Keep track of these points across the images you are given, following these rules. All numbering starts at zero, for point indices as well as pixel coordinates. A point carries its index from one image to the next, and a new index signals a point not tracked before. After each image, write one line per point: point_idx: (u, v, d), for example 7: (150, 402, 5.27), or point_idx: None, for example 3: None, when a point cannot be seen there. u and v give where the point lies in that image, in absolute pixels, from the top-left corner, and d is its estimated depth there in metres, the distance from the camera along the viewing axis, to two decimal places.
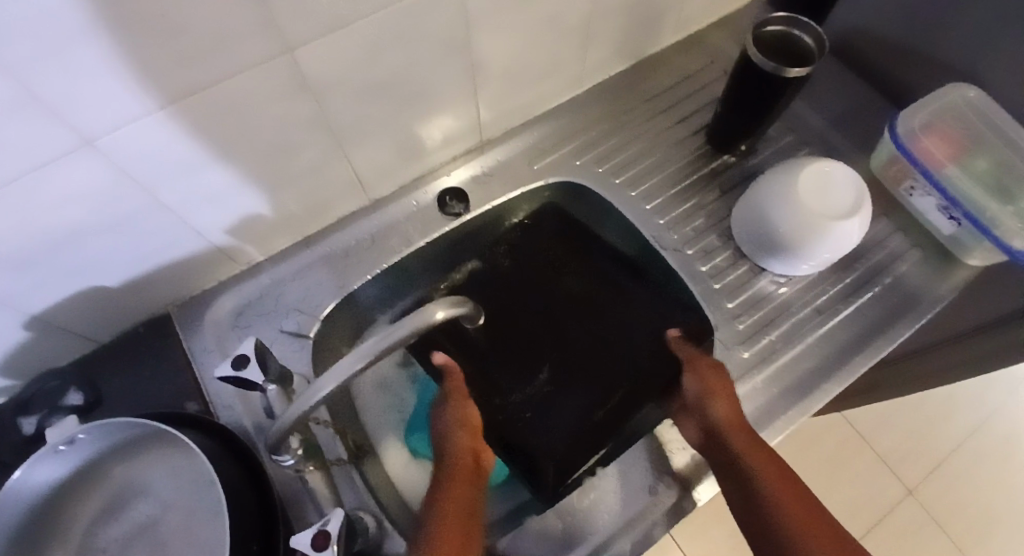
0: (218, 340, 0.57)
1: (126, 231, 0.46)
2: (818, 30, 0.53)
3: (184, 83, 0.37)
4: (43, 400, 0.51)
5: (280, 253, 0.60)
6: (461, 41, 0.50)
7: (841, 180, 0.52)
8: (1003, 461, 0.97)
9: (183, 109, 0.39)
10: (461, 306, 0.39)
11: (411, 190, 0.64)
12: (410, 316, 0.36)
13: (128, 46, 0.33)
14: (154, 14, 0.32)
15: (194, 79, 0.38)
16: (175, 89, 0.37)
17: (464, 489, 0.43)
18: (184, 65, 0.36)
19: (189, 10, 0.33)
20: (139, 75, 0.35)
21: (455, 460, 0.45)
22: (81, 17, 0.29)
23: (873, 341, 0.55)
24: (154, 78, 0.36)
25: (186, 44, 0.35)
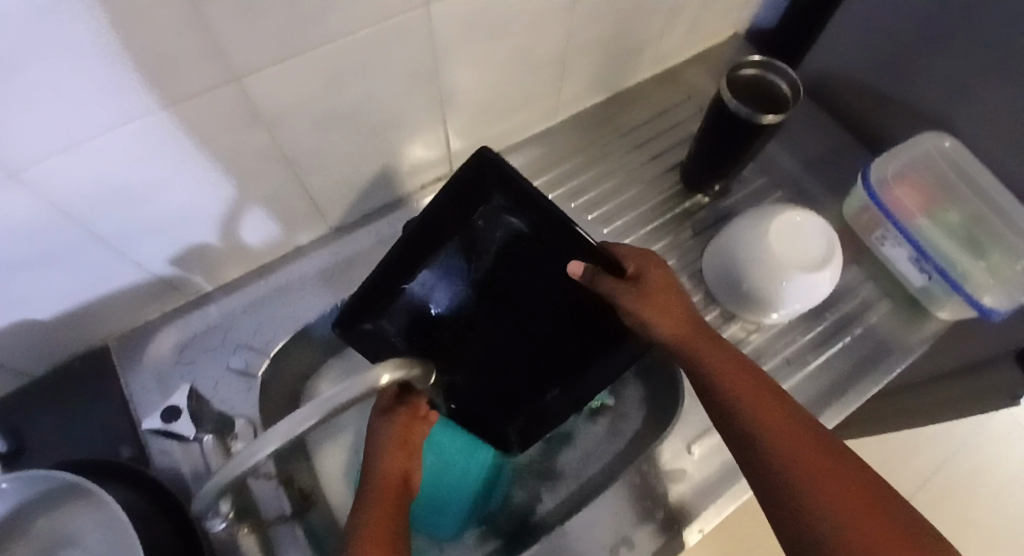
0: (159, 378, 0.53)
1: (57, 265, 0.42)
2: (794, 78, 0.51)
3: (121, 114, 0.34)
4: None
5: (231, 284, 0.56)
6: (429, 73, 0.48)
7: (810, 230, 0.51)
8: (968, 497, 0.97)
9: (120, 140, 0.36)
10: (406, 369, 0.36)
11: (374, 219, 0.61)
12: (353, 377, 0.33)
13: (52, 76, 0.29)
14: (83, 43, 0.29)
15: (132, 109, 0.35)
16: (108, 119, 0.34)
17: (387, 520, 0.40)
18: (120, 95, 0.33)
19: (125, 38, 0.30)
20: (66, 105, 0.32)
21: (382, 480, 0.43)
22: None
23: (843, 395, 0.54)
24: (87, 109, 0.33)
25: (121, 73, 0.32)
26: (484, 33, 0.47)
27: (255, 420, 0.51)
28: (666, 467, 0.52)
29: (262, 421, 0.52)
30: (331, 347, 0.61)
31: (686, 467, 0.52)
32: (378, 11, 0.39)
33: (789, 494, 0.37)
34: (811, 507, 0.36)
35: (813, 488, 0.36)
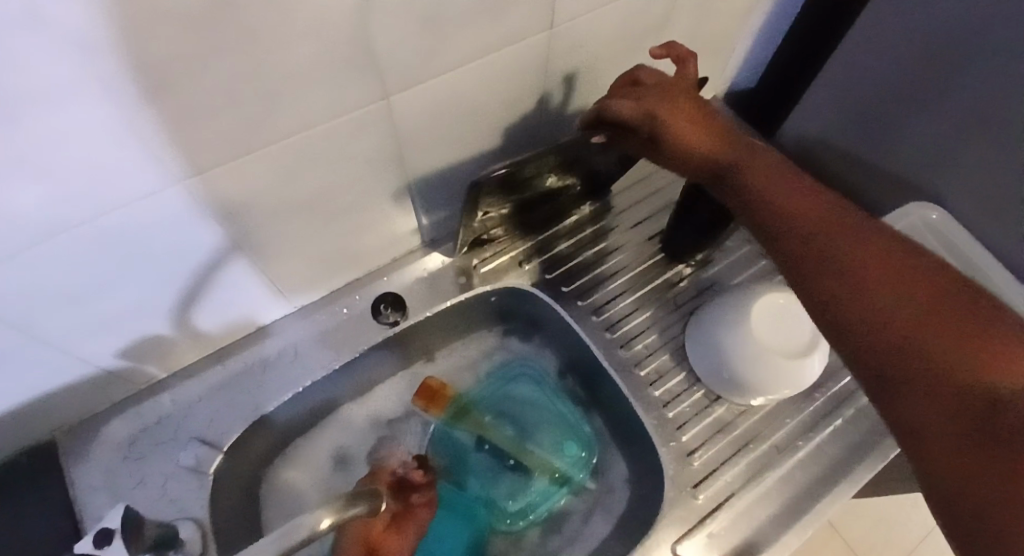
0: (107, 476, 0.49)
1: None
2: None
3: (52, 225, 0.31)
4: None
5: (186, 368, 0.53)
6: (396, 155, 0.46)
7: (796, 313, 0.49)
8: None
9: (53, 249, 0.33)
10: (353, 508, 0.34)
11: (341, 295, 0.58)
12: (289, 523, 0.30)
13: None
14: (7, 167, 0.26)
15: (66, 218, 0.31)
16: (36, 232, 0.31)
17: None
18: (50, 208, 0.30)
19: (58, 157, 0.27)
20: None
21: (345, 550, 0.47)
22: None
23: (841, 483, 0.51)
24: (12, 226, 0.29)
25: (51, 188, 0.29)
26: (454, 116, 0.46)
27: (203, 521, 0.48)
28: None
29: (215, 524, 0.48)
30: (297, 429, 0.58)
31: None
32: (338, 105, 0.37)
33: (854, 320, 0.32)
34: (902, 353, 0.29)
35: (877, 327, 0.31)
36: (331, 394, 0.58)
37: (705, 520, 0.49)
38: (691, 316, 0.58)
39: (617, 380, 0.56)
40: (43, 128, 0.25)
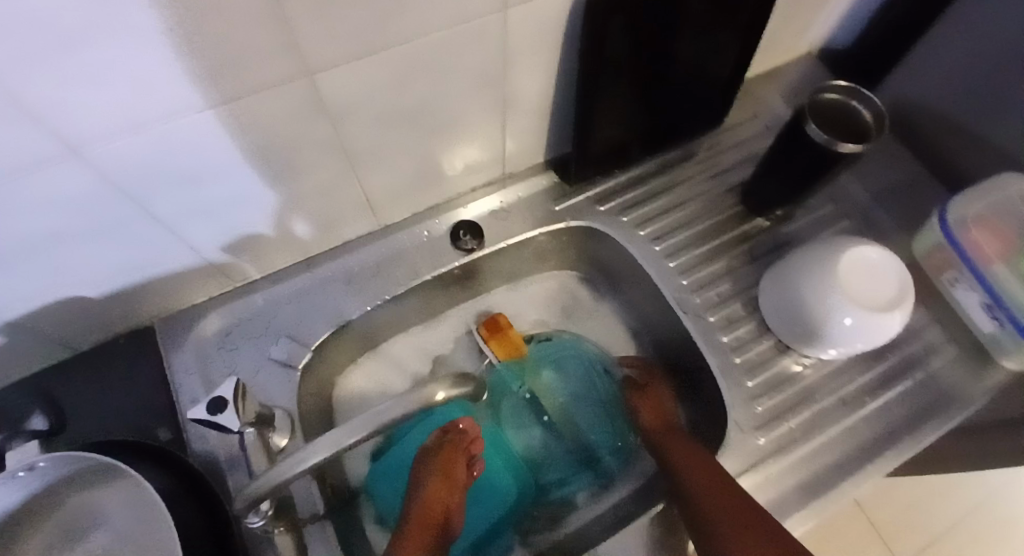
0: (200, 361, 0.52)
1: (108, 244, 0.42)
2: (880, 107, 0.49)
3: (186, 97, 0.33)
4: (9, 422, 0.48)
5: (277, 273, 0.56)
6: (495, 76, 0.46)
7: (882, 270, 0.49)
8: (1000, 548, 0.95)
9: (181, 124, 0.35)
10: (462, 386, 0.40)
11: (422, 219, 0.60)
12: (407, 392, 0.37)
13: (119, 57, 0.28)
14: (151, 28, 0.28)
15: (198, 94, 0.33)
16: (168, 104, 0.33)
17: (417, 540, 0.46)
18: (183, 80, 0.32)
19: (194, 23, 0.29)
20: (133, 87, 0.31)
21: (424, 507, 0.49)
22: (56, 30, 0.25)
23: (902, 441, 0.51)
24: (151, 91, 0.32)
25: (188, 58, 0.31)
26: (555, 38, 0.46)
27: (292, 411, 0.51)
28: None
29: (298, 414, 0.52)
30: (372, 340, 0.61)
31: None
32: (452, 14, 0.38)
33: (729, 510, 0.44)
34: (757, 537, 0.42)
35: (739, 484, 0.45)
36: (404, 310, 0.60)
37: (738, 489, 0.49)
38: (765, 269, 0.58)
39: (686, 322, 0.57)
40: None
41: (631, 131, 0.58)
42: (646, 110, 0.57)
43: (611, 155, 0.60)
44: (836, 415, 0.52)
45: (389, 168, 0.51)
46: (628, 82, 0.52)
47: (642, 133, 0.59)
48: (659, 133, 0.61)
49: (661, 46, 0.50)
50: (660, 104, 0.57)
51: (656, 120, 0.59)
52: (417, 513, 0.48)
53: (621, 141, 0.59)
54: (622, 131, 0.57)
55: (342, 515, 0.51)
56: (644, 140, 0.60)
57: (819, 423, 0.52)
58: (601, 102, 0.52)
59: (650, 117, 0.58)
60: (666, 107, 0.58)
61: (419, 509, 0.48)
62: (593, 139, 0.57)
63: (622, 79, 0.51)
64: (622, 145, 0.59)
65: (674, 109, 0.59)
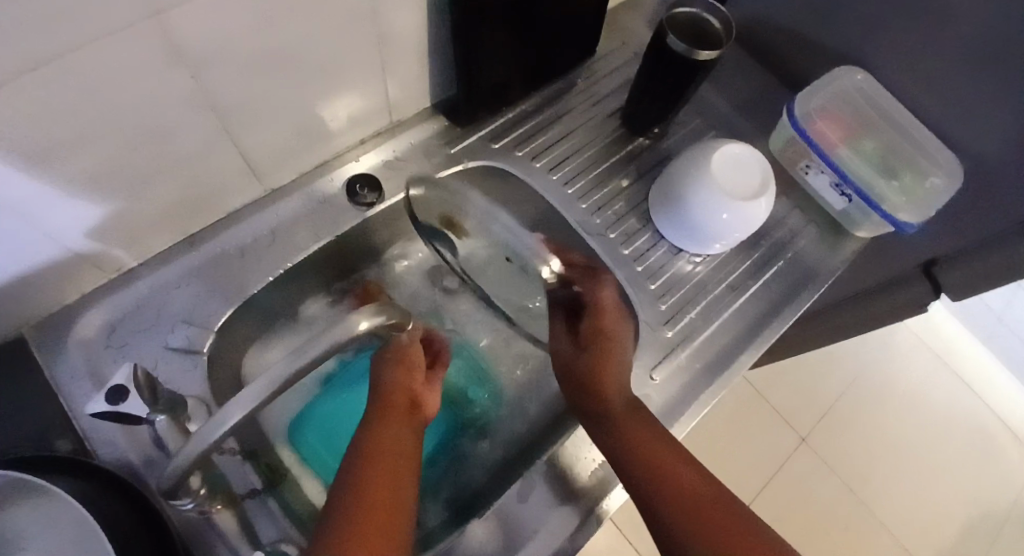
0: (87, 364, 0.47)
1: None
2: (725, 14, 0.54)
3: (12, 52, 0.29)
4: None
5: (160, 256, 0.51)
6: (368, 13, 0.45)
7: (746, 163, 0.55)
8: (871, 404, 1.14)
9: (29, 83, 0.30)
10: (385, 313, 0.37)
11: (314, 180, 0.57)
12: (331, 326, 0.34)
13: None
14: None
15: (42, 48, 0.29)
16: (10, 62, 0.28)
17: (388, 428, 0.43)
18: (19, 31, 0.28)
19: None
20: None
21: (387, 396, 0.46)
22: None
23: (781, 313, 0.59)
24: None
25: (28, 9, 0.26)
26: None
27: (206, 397, 0.48)
28: (632, 395, 0.53)
29: (215, 398, 0.49)
30: (283, 313, 0.59)
31: (650, 393, 0.53)
32: None
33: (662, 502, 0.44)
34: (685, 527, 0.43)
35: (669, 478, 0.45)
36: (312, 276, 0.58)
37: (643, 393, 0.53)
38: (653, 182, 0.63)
39: (591, 243, 0.60)
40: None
41: (512, 72, 0.59)
42: (524, 51, 0.58)
43: (494, 97, 0.60)
44: (728, 301, 0.59)
45: (267, 123, 0.48)
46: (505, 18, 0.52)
47: (521, 74, 0.61)
48: (537, 72, 0.62)
49: None
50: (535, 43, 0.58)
51: (533, 58, 0.60)
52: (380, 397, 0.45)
53: (504, 82, 0.59)
54: (504, 72, 0.58)
55: (284, 489, 0.50)
56: (523, 79, 0.62)
57: (715, 310, 0.58)
58: (483, 42, 0.52)
59: (527, 57, 0.59)
60: (540, 45, 0.59)
61: (381, 397, 0.46)
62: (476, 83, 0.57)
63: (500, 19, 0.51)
64: (506, 86, 0.60)
65: (548, 46, 0.60)
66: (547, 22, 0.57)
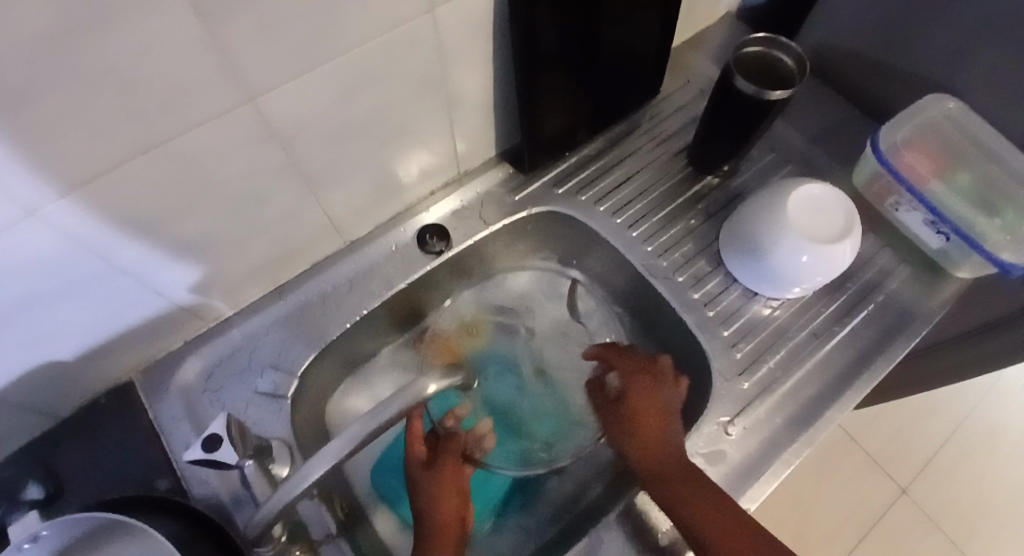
0: (188, 407, 0.52)
1: (68, 308, 0.41)
2: (798, 51, 0.53)
3: (132, 143, 0.33)
4: (8, 495, 0.47)
5: (251, 306, 0.56)
6: (433, 80, 0.47)
7: (827, 203, 0.52)
8: (987, 453, 1.01)
9: (133, 171, 0.35)
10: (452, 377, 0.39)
11: (387, 230, 0.60)
12: (403, 388, 0.36)
13: (60, 108, 0.28)
14: (87, 80, 0.28)
15: (143, 138, 0.34)
16: (121, 148, 0.33)
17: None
18: (124, 127, 0.32)
19: (128, 70, 0.29)
20: (77, 141, 0.31)
21: (428, 529, 0.44)
22: (1, 92, 0.25)
23: (873, 361, 0.54)
24: (98, 140, 0.32)
25: (132, 105, 0.31)
26: (484, 35, 0.47)
27: (289, 440, 0.51)
28: (707, 451, 0.50)
29: (295, 440, 0.52)
30: (358, 357, 0.62)
31: (725, 449, 0.51)
32: (383, 23, 0.39)
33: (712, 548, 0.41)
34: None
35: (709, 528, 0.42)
36: (385, 321, 0.61)
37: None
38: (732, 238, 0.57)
39: (657, 286, 0.59)
40: (130, 35, 0.28)
41: (574, 119, 0.60)
42: (585, 99, 0.59)
43: (557, 144, 0.61)
44: (811, 350, 0.55)
45: (344, 183, 0.51)
46: (566, 71, 0.53)
47: (583, 119, 0.61)
48: (600, 115, 0.63)
49: (589, 34, 0.52)
50: (597, 88, 0.59)
51: (596, 104, 0.61)
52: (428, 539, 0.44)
53: (566, 129, 0.61)
54: (566, 119, 0.59)
55: (356, 530, 0.51)
56: (586, 124, 0.62)
57: (795, 359, 0.55)
58: (543, 95, 0.54)
59: (590, 102, 0.60)
60: (603, 90, 0.60)
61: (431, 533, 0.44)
62: (539, 132, 0.58)
63: (561, 71, 0.53)
64: (568, 132, 0.61)
65: (612, 91, 0.61)
66: (609, 68, 0.58)
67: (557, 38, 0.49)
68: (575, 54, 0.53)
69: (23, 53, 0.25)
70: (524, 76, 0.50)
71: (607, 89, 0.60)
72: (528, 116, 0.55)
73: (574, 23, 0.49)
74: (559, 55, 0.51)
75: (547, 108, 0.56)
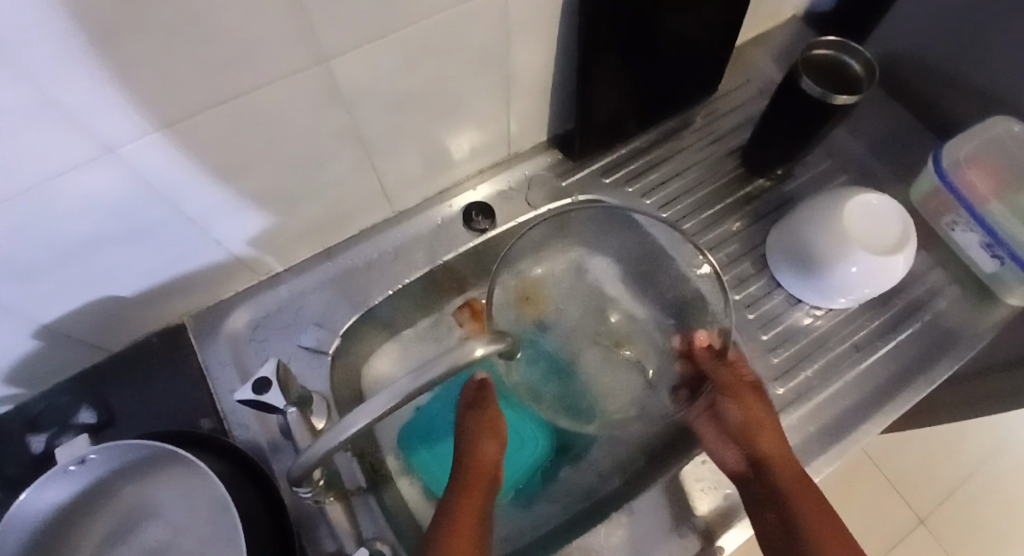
0: (234, 355, 0.54)
1: (133, 245, 0.43)
2: (868, 57, 0.52)
3: (212, 89, 0.35)
4: (62, 420, 0.50)
5: (299, 264, 0.57)
6: (498, 55, 0.48)
7: (885, 215, 0.51)
8: (1017, 491, 0.98)
9: (210, 118, 0.37)
10: (497, 344, 0.40)
11: (435, 204, 0.61)
12: (448, 350, 0.37)
13: (154, 50, 0.30)
14: (182, 25, 0.30)
15: (225, 86, 0.35)
16: (202, 95, 0.35)
17: (478, 499, 0.46)
18: (209, 73, 0.34)
19: (219, 18, 0.31)
20: (165, 83, 0.32)
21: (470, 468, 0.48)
22: (101, 27, 0.27)
23: (914, 380, 0.53)
24: (182, 85, 0.33)
25: (216, 54, 0.33)
26: (551, 14, 0.47)
27: (327, 396, 0.53)
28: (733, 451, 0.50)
29: (332, 397, 0.54)
30: (394, 326, 0.63)
31: None
32: None
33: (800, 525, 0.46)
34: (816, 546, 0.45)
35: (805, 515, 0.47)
36: (423, 292, 0.62)
37: (699, 480, 0.52)
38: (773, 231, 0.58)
39: (697, 284, 0.59)
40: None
41: (628, 108, 0.60)
42: (642, 90, 0.59)
43: (609, 135, 0.62)
44: (850, 362, 0.54)
45: (400, 152, 0.52)
46: (627, 58, 0.53)
47: (638, 109, 0.61)
48: (654, 108, 0.63)
49: (654, 23, 0.52)
50: (655, 81, 0.59)
51: (652, 97, 0.61)
52: (468, 474, 0.47)
53: (619, 119, 0.61)
54: (620, 109, 0.59)
55: (383, 489, 0.53)
56: (639, 116, 0.62)
57: (834, 370, 0.54)
58: (601, 81, 0.54)
59: (647, 94, 0.60)
60: (661, 83, 0.60)
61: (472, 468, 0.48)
62: (593, 119, 0.58)
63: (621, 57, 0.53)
64: (621, 123, 0.61)
65: (669, 84, 0.61)
66: (669, 61, 0.58)
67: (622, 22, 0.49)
68: (638, 42, 0.52)
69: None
70: (585, 60, 0.50)
71: (665, 82, 0.60)
72: (584, 101, 0.55)
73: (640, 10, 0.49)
74: (621, 41, 0.51)
75: (603, 95, 0.56)
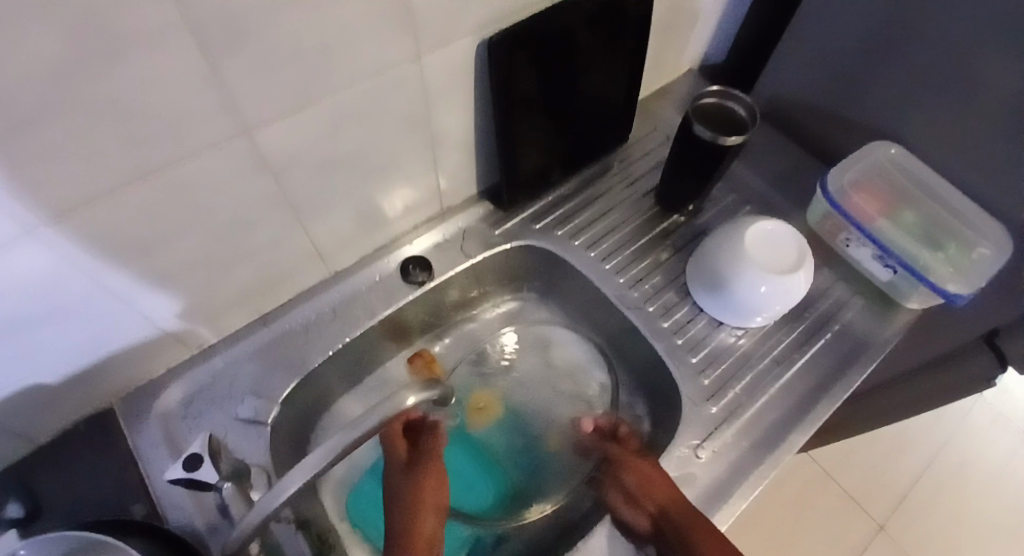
0: (167, 433, 0.52)
1: (56, 328, 0.42)
2: (749, 102, 0.58)
3: (134, 166, 0.36)
4: None
5: (234, 333, 0.57)
6: (419, 119, 0.51)
7: (782, 238, 0.57)
8: (959, 487, 1.03)
9: (133, 195, 0.38)
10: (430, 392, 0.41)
11: (372, 261, 0.63)
12: (379, 402, 0.38)
13: (76, 132, 0.31)
14: (102, 109, 0.31)
15: (148, 163, 0.36)
16: (125, 173, 0.36)
17: None
18: (132, 151, 0.35)
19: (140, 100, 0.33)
20: (86, 164, 0.33)
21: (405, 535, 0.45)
22: (16, 115, 0.28)
23: (832, 387, 0.57)
24: (104, 164, 0.34)
25: (139, 132, 0.34)
26: (466, 80, 0.51)
27: (267, 466, 0.52)
28: (676, 474, 0.52)
29: (274, 467, 0.52)
30: (337, 386, 0.63)
31: (695, 471, 0.52)
32: (374, 66, 0.43)
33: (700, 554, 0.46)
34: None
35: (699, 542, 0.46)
36: (365, 349, 0.63)
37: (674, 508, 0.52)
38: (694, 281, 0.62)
39: (629, 316, 0.62)
40: (140, 69, 0.31)
41: (549, 159, 0.64)
42: (560, 142, 0.64)
43: (534, 185, 0.66)
44: (773, 377, 0.58)
45: (331, 214, 0.54)
46: (541, 115, 0.58)
47: (559, 160, 0.66)
48: (573, 158, 0.68)
49: (562, 82, 0.57)
50: (570, 134, 0.64)
51: (569, 148, 0.66)
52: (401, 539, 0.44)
53: (542, 169, 0.65)
54: (542, 161, 0.64)
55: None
56: (561, 165, 0.67)
57: (759, 386, 0.57)
58: (520, 136, 0.58)
59: (564, 146, 0.65)
60: (576, 136, 0.65)
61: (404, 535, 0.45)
62: (517, 171, 0.62)
63: (536, 113, 0.57)
64: (544, 173, 0.65)
65: (584, 135, 0.66)
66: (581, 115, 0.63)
67: (530, 83, 0.53)
68: (549, 100, 0.57)
69: (46, 82, 0.28)
70: (502, 119, 0.54)
71: (580, 134, 0.65)
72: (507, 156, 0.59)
73: (546, 72, 0.54)
74: (533, 99, 0.56)
75: (524, 149, 0.60)
